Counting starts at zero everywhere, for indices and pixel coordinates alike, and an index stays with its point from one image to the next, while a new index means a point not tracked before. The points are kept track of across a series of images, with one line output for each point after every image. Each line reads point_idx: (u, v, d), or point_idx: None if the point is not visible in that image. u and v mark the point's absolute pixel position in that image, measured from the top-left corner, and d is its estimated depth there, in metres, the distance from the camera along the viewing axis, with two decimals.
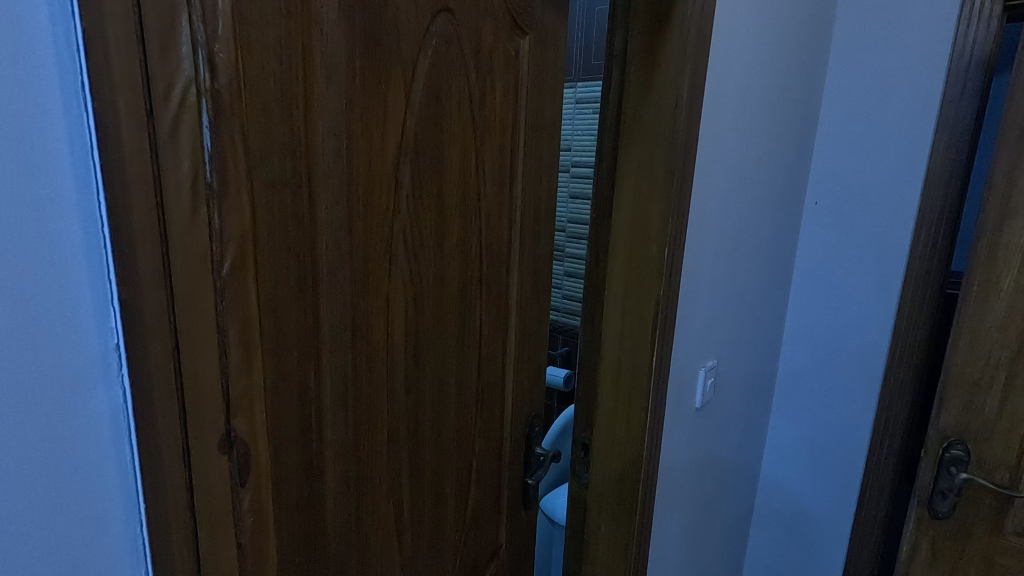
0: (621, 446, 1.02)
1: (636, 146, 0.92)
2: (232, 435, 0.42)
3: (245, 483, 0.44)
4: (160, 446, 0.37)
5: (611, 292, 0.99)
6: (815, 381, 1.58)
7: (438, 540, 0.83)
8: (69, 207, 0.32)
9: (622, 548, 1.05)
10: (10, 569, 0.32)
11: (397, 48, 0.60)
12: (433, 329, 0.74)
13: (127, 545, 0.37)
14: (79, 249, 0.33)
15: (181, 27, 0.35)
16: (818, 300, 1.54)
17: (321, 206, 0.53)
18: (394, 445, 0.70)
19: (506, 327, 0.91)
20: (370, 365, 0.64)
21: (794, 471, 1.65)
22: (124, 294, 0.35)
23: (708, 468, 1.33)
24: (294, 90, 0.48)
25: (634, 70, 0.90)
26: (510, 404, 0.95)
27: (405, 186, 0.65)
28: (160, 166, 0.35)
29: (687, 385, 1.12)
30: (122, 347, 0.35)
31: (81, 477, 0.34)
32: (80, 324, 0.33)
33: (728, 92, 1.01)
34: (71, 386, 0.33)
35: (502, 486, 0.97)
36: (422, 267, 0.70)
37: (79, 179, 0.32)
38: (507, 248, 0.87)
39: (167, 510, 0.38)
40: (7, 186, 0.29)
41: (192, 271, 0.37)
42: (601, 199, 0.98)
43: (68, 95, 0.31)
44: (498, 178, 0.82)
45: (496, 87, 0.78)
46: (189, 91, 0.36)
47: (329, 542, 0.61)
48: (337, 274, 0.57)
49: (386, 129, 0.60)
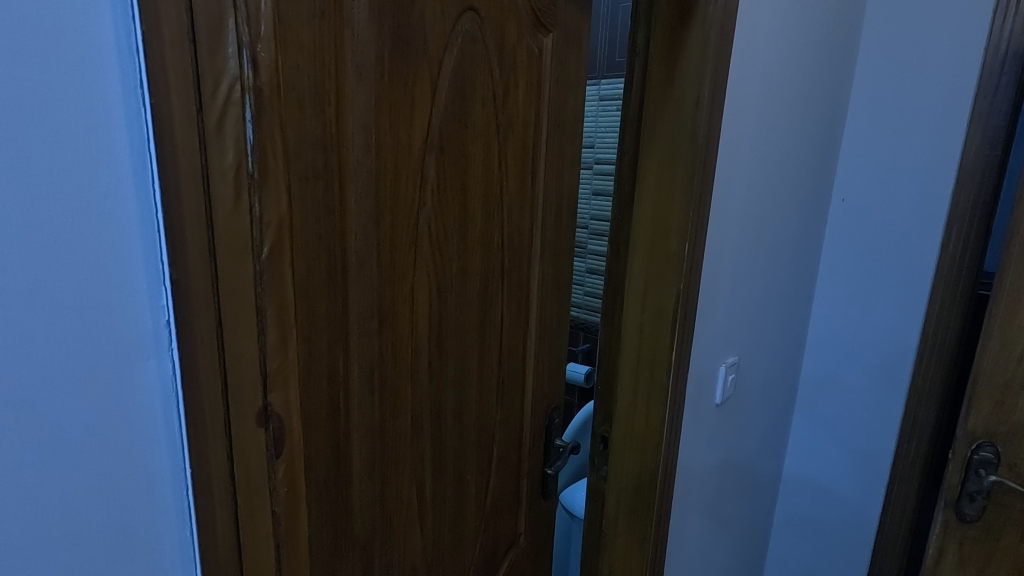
0: (639, 439, 1.03)
1: (657, 142, 0.93)
2: (268, 410, 0.45)
3: (280, 454, 0.47)
4: (203, 415, 0.40)
5: (631, 287, 1.00)
6: (840, 381, 1.56)
7: (460, 525, 0.85)
8: (127, 195, 0.35)
9: (639, 539, 1.06)
10: (74, 519, 0.35)
11: (424, 47, 0.62)
12: (456, 319, 0.76)
13: (174, 507, 0.40)
14: (136, 232, 0.36)
15: (228, 29, 0.38)
16: (844, 298, 1.52)
17: (351, 199, 0.56)
18: (417, 430, 0.72)
19: (527, 320, 0.93)
20: (395, 351, 0.66)
21: (818, 471, 1.63)
22: (175, 274, 0.38)
23: (729, 465, 1.32)
24: (327, 88, 0.51)
25: (656, 66, 0.91)
26: (531, 395, 0.97)
27: (430, 180, 0.67)
28: (207, 156, 0.38)
29: (708, 381, 1.12)
30: (172, 323, 0.38)
31: (134, 441, 0.38)
32: (136, 301, 0.36)
33: (752, 88, 1.01)
34: (127, 357, 0.36)
35: (522, 476, 0.99)
36: (446, 260, 0.72)
37: (137, 168, 0.35)
38: (528, 241, 0.89)
39: (209, 475, 0.42)
40: (76, 175, 0.33)
41: (233, 255, 0.40)
42: (622, 195, 1.00)
43: (128, 91, 0.34)
44: (520, 173, 0.84)
45: (519, 84, 0.80)
46: (235, 88, 0.39)
47: (356, 521, 0.64)
48: (366, 264, 0.60)
49: (412, 126, 0.63)
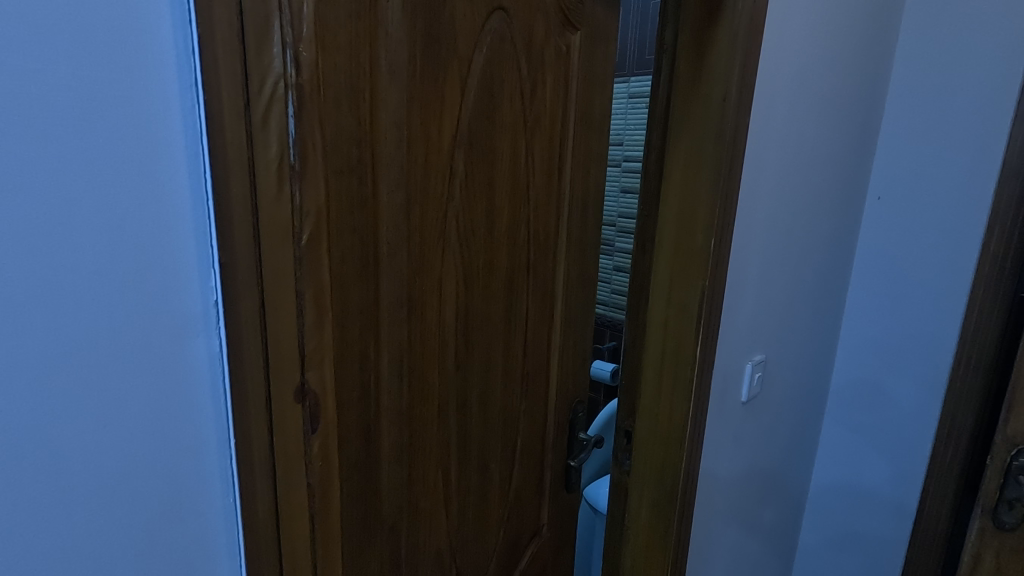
0: (663, 433, 1.03)
1: (683, 138, 0.93)
2: (306, 387, 0.48)
3: (316, 430, 0.49)
4: (246, 391, 0.43)
5: (656, 282, 1.00)
6: (872, 383, 1.53)
7: (483, 512, 0.87)
8: (181, 184, 0.38)
9: (662, 534, 1.06)
10: (131, 479, 0.39)
11: (454, 45, 0.65)
12: (482, 310, 0.78)
13: (220, 474, 0.44)
14: (189, 219, 0.39)
15: (273, 29, 0.40)
16: (878, 297, 1.49)
17: (383, 192, 0.59)
18: (444, 417, 0.75)
19: (552, 314, 0.95)
20: (423, 339, 0.69)
21: (848, 474, 1.60)
22: (223, 258, 0.41)
23: (756, 466, 1.31)
24: (361, 86, 0.53)
25: (684, 63, 0.91)
26: (555, 386, 0.99)
27: (459, 174, 0.69)
28: (253, 148, 0.41)
29: (733, 378, 1.11)
30: (220, 304, 0.41)
31: (183, 412, 0.41)
32: (187, 282, 0.40)
33: (782, 83, 1.00)
34: (179, 333, 0.40)
35: (545, 466, 1.01)
36: (473, 252, 0.74)
37: (190, 161, 0.38)
38: (554, 235, 0.90)
39: (251, 447, 0.45)
40: (136, 166, 0.36)
41: (275, 242, 0.43)
42: (649, 192, 1.00)
43: (184, 90, 0.37)
44: (547, 167, 0.86)
45: (547, 80, 0.82)
46: (278, 85, 0.41)
47: (384, 502, 0.66)
48: (397, 254, 0.62)
49: (442, 121, 0.65)
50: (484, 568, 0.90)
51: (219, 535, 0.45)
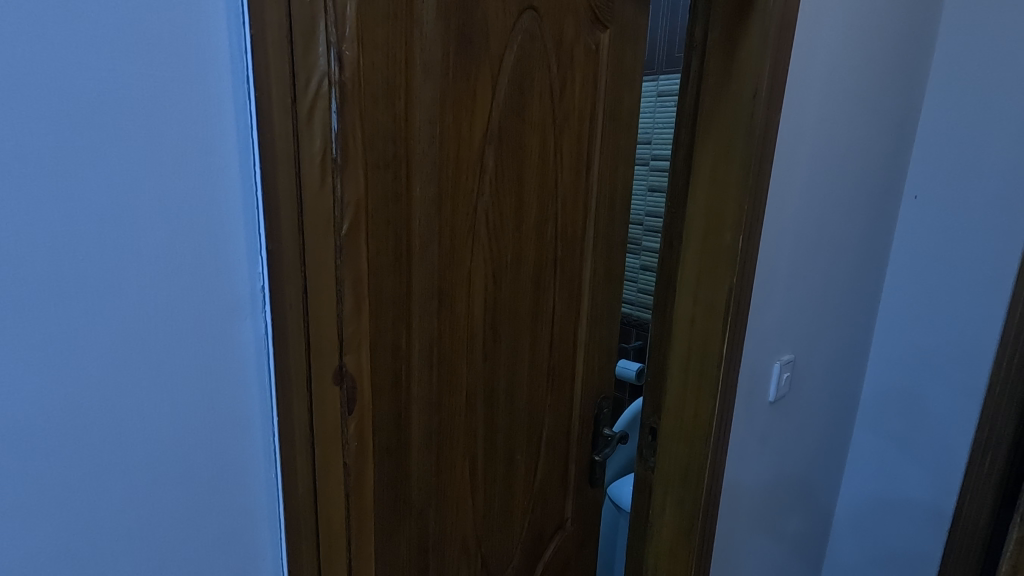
0: (688, 430, 1.03)
1: (712, 136, 0.93)
2: (343, 370, 0.49)
3: (352, 412, 0.50)
4: (287, 373, 0.46)
5: (683, 280, 1.00)
6: (907, 386, 1.49)
7: (509, 503, 0.89)
8: (232, 177, 0.41)
9: (686, 531, 1.06)
10: (183, 449, 0.42)
11: (486, 45, 0.66)
12: (509, 304, 0.80)
13: (263, 449, 0.47)
14: (240, 209, 0.42)
15: (319, 31, 0.42)
16: (915, 299, 1.45)
17: (416, 186, 0.61)
18: (472, 407, 0.77)
19: (579, 310, 0.96)
20: (452, 331, 0.71)
21: (880, 480, 1.56)
22: (270, 246, 0.44)
23: (784, 468, 1.29)
24: (396, 83, 0.55)
25: (714, 60, 0.91)
26: (580, 382, 1.00)
27: (489, 171, 0.71)
28: (298, 143, 0.43)
29: (761, 378, 1.10)
30: (266, 289, 0.44)
31: (231, 389, 0.44)
32: (237, 268, 0.43)
33: (815, 80, 0.99)
34: (229, 315, 0.43)
35: (570, 460, 1.02)
36: (502, 247, 0.76)
37: (242, 154, 0.41)
38: (582, 232, 0.92)
39: (293, 426, 0.47)
40: (193, 159, 0.39)
41: (318, 233, 0.45)
42: (676, 189, 1.01)
43: (237, 87, 0.40)
44: (575, 164, 0.87)
45: (576, 78, 0.83)
46: (323, 83, 0.43)
47: (413, 488, 0.68)
48: (429, 247, 0.64)
49: (473, 119, 0.67)
50: (509, 558, 0.91)
51: (261, 507, 0.48)
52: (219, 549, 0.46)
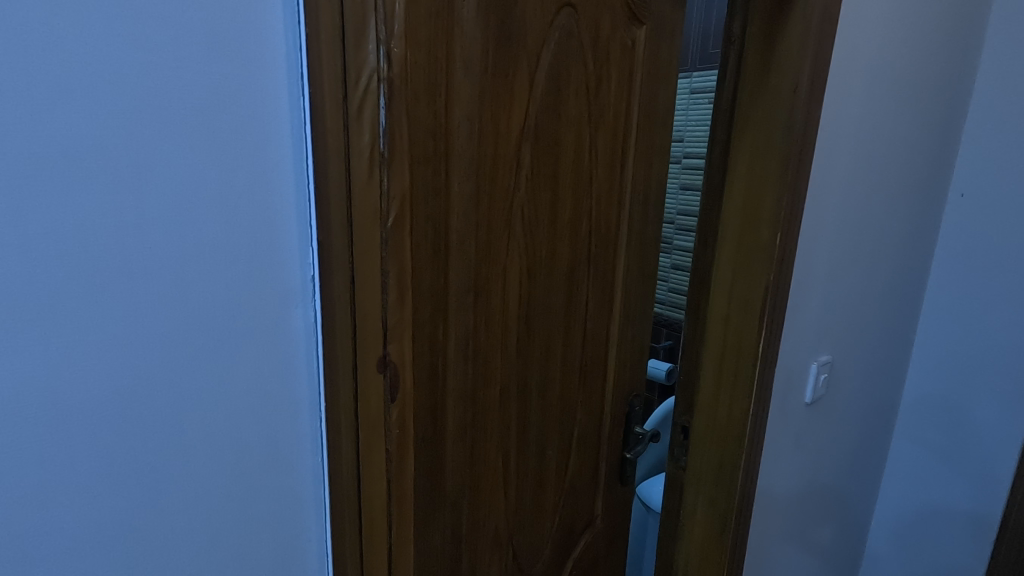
0: (722, 430, 1.02)
1: (749, 131, 0.92)
2: (387, 360, 0.50)
3: (395, 400, 0.51)
4: (334, 359, 0.48)
5: (717, 277, 0.99)
6: (952, 391, 1.44)
7: (540, 497, 0.89)
8: (286, 170, 0.43)
9: (718, 532, 1.05)
10: (236, 431, 0.44)
11: (524, 42, 0.67)
12: (544, 299, 0.80)
13: (310, 433, 0.49)
14: (292, 201, 0.44)
15: (369, 29, 0.43)
16: (961, 302, 1.40)
17: (455, 181, 0.62)
18: (505, 401, 0.78)
19: (612, 307, 0.96)
20: (488, 324, 0.72)
21: (921, 488, 1.51)
22: (321, 237, 0.45)
23: (820, 471, 1.26)
24: (437, 81, 0.57)
25: (753, 55, 0.90)
26: (612, 379, 1.00)
27: (525, 166, 0.72)
28: (348, 136, 0.44)
29: (797, 378, 1.08)
30: (316, 278, 0.46)
31: (283, 374, 0.46)
32: (289, 257, 0.45)
33: (858, 74, 0.97)
34: (281, 303, 0.45)
35: (601, 457, 1.02)
36: (537, 242, 0.77)
37: (296, 147, 0.43)
38: (615, 228, 0.92)
39: (339, 411, 0.49)
40: (250, 153, 0.41)
41: (365, 223, 0.46)
42: (711, 186, 0.99)
43: (292, 84, 0.42)
44: (610, 160, 0.87)
45: (612, 76, 0.83)
46: (372, 78, 0.44)
47: (448, 479, 0.70)
48: (466, 241, 0.65)
49: (511, 115, 0.68)
50: (540, 553, 0.92)
51: (308, 489, 0.50)
52: (268, 528, 0.48)
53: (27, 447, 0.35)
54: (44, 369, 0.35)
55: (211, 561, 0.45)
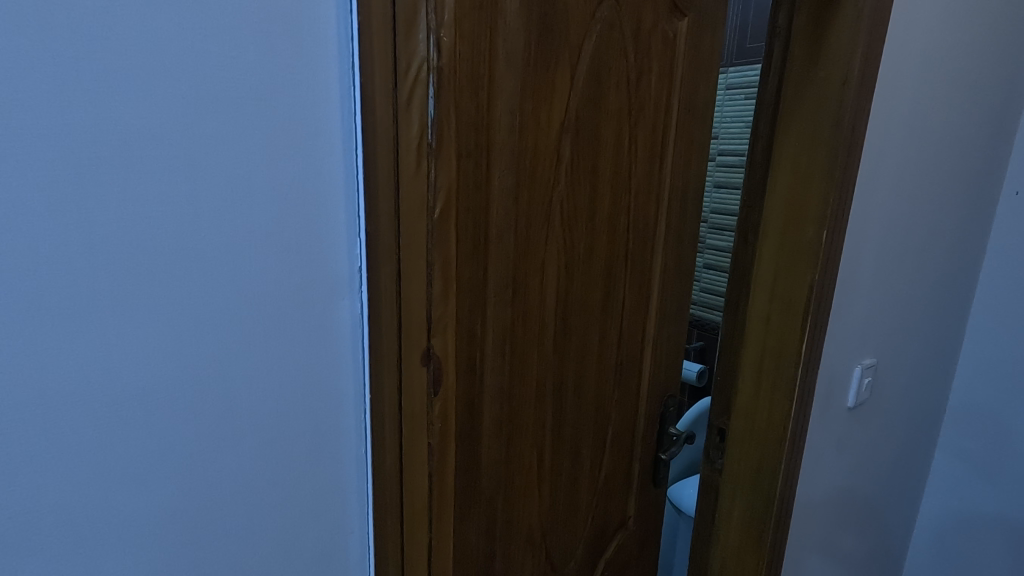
0: (760, 432, 0.99)
1: (796, 125, 0.89)
2: (430, 352, 0.50)
3: (438, 392, 0.52)
4: (380, 352, 0.48)
5: (759, 276, 0.96)
6: (1003, 399, 1.37)
7: (574, 497, 0.88)
8: (337, 160, 0.43)
9: (755, 538, 1.02)
10: (283, 420, 0.45)
11: (566, 33, 0.66)
12: (581, 296, 0.79)
13: (354, 425, 0.49)
14: (341, 192, 0.44)
15: (420, 19, 0.43)
16: (1014, 305, 1.33)
17: (496, 175, 0.61)
18: (541, 398, 0.77)
19: (648, 305, 0.94)
20: (525, 320, 0.71)
21: (968, 499, 1.45)
22: (369, 228, 0.45)
23: (862, 478, 1.21)
24: (481, 72, 0.56)
25: (800, 46, 0.87)
26: (647, 378, 0.98)
27: (565, 161, 0.71)
28: (398, 127, 0.44)
29: (840, 381, 1.05)
30: (363, 270, 0.46)
31: (329, 365, 0.46)
32: (337, 249, 0.45)
33: (910, 65, 0.93)
34: (328, 293, 0.45)
35: (634, 458, 1.00)
36: (575, 238, 0.76)
37: (346, 138, 0.43)
38: (653, 224, 0.90)
39: (383, 404, 0.49)
40: (301, 144, 0.41)
41: (411, 215, 0.46)
42: (754, 182, 0.96)
43: (343, 74, 0.42)
44: (649, 155, 0.85)
45: (653, 68, 0.81)
46: (422, 69, 0.44)
47: (483, 476, 0.69)
48: (505, 235, 0.65)
49: (552, 108, 0.67)
50: (572, 554, 0.91)
51: (351, 481, 0.50)
52: (313, 518, 0.48)
53: (82, 431, 0.36)
54: (100, 355, 0.36)
55: (256, 549, 0.45)
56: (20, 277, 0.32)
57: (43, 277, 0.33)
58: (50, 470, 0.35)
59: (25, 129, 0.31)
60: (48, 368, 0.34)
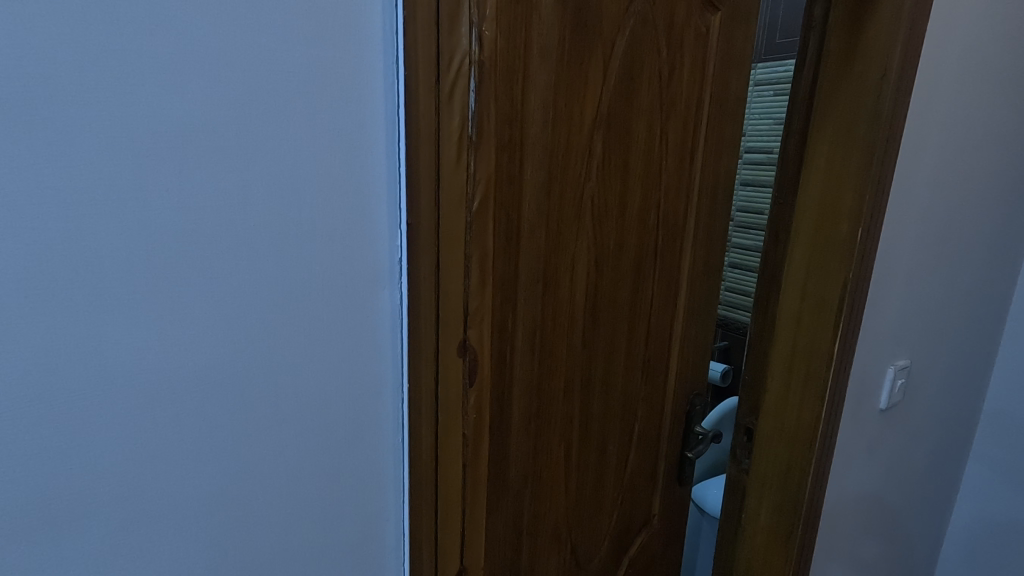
0: (789, 433, 0.98)
1: (831, 120, 0.87)
2: (466, 344, 0.51)
3: (473, 385, 0.52)
4: (419, 342, 0.49)
5: (790, 273, 0.95)
6: None
7: (599, 493, 0.88)
8: (380, 152, 0.44)
9: (783, 539, 1.01)
10: (325, 407, 0.46)
11: (600, 28, 0.66)
12: (610, 292, 0.79)
13: (393, 414, 0.50)
14: (384, 184, 0.45)
15: (463, 12, 0.43)
16: None
17: (528, 169, 0.61)
18: (569, 393, 0.77)
19: (676, 303, 0.93)
20: (555, 315, 0.71)
21: (1003, 506, 1.40)
22: (410, 219, 0.46)
23: (893, 482, 1.19)
24: (516, 67, 0.56)
25: (836, 40, 0.85)
26: (674, 376, 0.97)
27: (597, 156, 0.71)
28: (439, 119, 0.44)
29: (872, 382, 1.03)
30: (403, 261, 0.47)
31: (370, 355, 0.47)
32: (379, 240, 0.46)
33: (951, 59, 0.91)
34: (370, 284, 0.46)
35: (660, 455, 1.00)
36: (605, 234, 0.76)
37: (389, 131, 0.44)
38: (683, 221, 0.89)
39: (421, 394, 0.50)
40: (346, 136, 0.42)
41: (450, 206, 0.46)
42: (786, 179, 0.95)
43: (388, 68, 0.43)
44: (680, 152, 0.84)
45: (685, 63, 0.80)
46: (464, 61, 0.44)
47: (511, 469, 0.69)
48: (536, 230, 0.65)
49: (584, 103, 0.67)
50: (597, 550, 0.90)
51: (389, 469, 0.51)
52: (352, 503, 0.49)
53: (139, 413, 0.37)
54: (156, 339, 0.37)
55: (296, 532, 0.47)
56: (81, 262, 0.34)
57: (103, 263, 0.34)
58: (105, 449, 0.37)
59: (88, 118, 0.32)
60: (105, 351, 0.35)
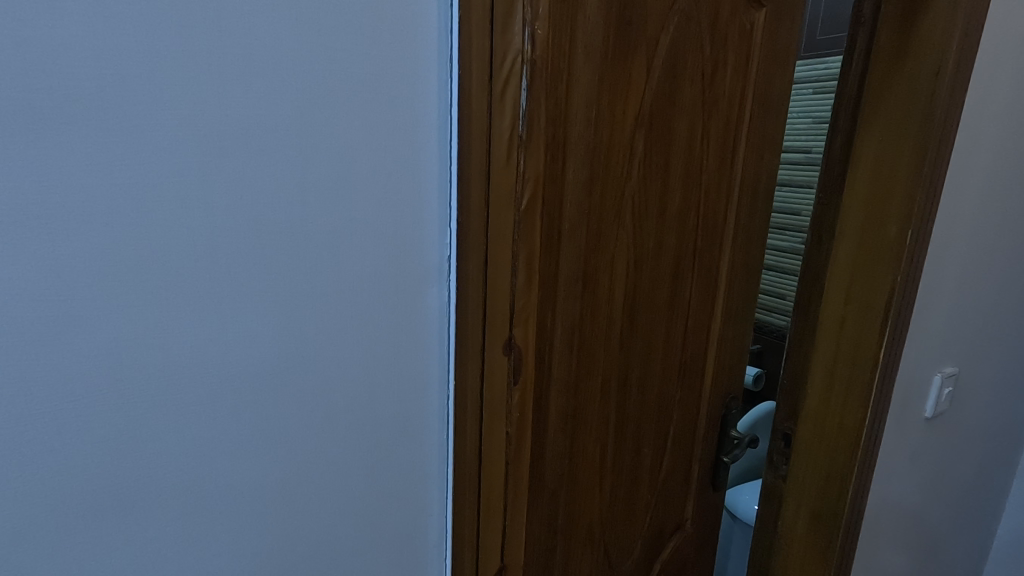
0: (830, 439, 0.96)
1: (880, 118, 0.85)
2: (511, 342, 0.51)
3: (517, 382, 0.52)
4: (465, 339, 0.49)
5: (834, 276, 0.93)
6: None
7: (633, 495, 0.87)
8: (431, 151, 0.45)
9: (822, 548, 0.99)
10: (374, 402, 0.47)
11: (644, 25, 0.65)
12: (648, 292, 0.78)
13: (438, 410, 0.51)
14: (434, 183, 0.45)
15: (516, 11, 0.43)
16: None
17: (570, 169, 0.61)
18: (605, 394, 0.76)
19: (713, 305, 0.92)
20: (593, 315, 0.71)
21: None
22: (460, 217, 0.47)
23: (936, 493, 1.15)
24: (561, 68, 0.55)
25: (887, 35, 0.82)
26: (710, 379, 0.96)
27: (638, 155, 0.70)
28: (490, 118, 0.45)
29: (917, 390, 0.99)
30: (452, 258, 0.48)
31: (418, 351, 0.48)
32: (429, 238, 0.46)
33: (1010, 54, 0.87)
34: (419, 281, 0.47)
35: (694, 458, 0.98)
36: (645, 233, 0.75)
37: (441, 130, 0.45)
38: (723, 221, 0.88)
39: (466, 392, 0.50)
40: (399, 136, 0.43)
41: (499, 205, 0.47)
42: (830, 179, 0.92)
43: (441, 67, 0.44)
44: (721, 151, 0.83)
45: (728, 59, 0.79)
46: (517, 61, 0.44)
47: (547, 469, 0.69)
48: (577, 229, 0.65)
49: (627, 102, 0.66)
50: (629, 553, 0.90)
51: (433, 464, 0.52)
52: (397, 498, 0.50)
53: (201, 403, 0.39)
54: (217, 332, 0.39)
55: (343, 525, 0.48)
56: (150, 258, 0.35)
57: (169, 259, 0.36)
58: (167, 437, 0.38)
59: (159, 120, 0.34)
60: (170, 343, 0.37)
